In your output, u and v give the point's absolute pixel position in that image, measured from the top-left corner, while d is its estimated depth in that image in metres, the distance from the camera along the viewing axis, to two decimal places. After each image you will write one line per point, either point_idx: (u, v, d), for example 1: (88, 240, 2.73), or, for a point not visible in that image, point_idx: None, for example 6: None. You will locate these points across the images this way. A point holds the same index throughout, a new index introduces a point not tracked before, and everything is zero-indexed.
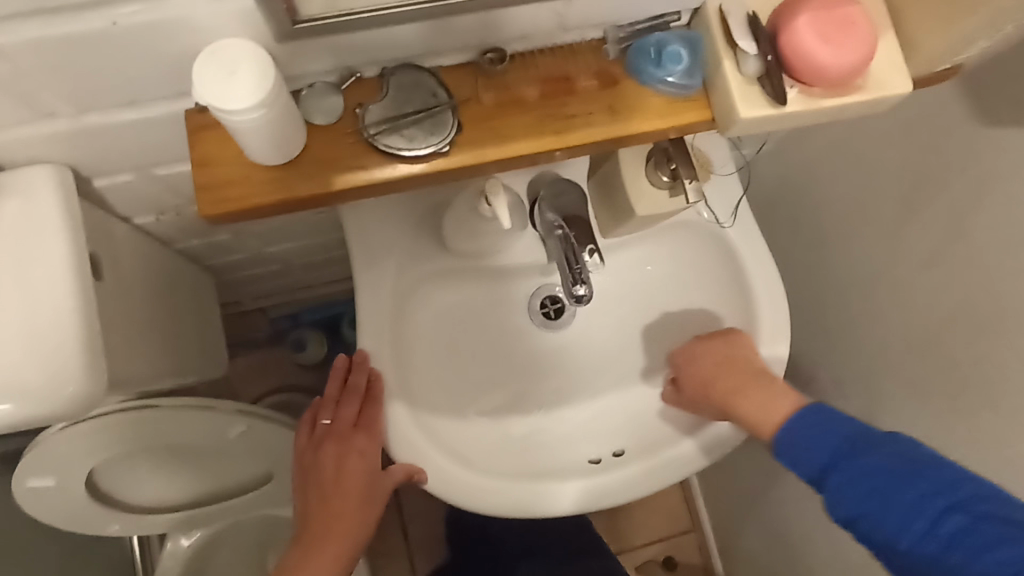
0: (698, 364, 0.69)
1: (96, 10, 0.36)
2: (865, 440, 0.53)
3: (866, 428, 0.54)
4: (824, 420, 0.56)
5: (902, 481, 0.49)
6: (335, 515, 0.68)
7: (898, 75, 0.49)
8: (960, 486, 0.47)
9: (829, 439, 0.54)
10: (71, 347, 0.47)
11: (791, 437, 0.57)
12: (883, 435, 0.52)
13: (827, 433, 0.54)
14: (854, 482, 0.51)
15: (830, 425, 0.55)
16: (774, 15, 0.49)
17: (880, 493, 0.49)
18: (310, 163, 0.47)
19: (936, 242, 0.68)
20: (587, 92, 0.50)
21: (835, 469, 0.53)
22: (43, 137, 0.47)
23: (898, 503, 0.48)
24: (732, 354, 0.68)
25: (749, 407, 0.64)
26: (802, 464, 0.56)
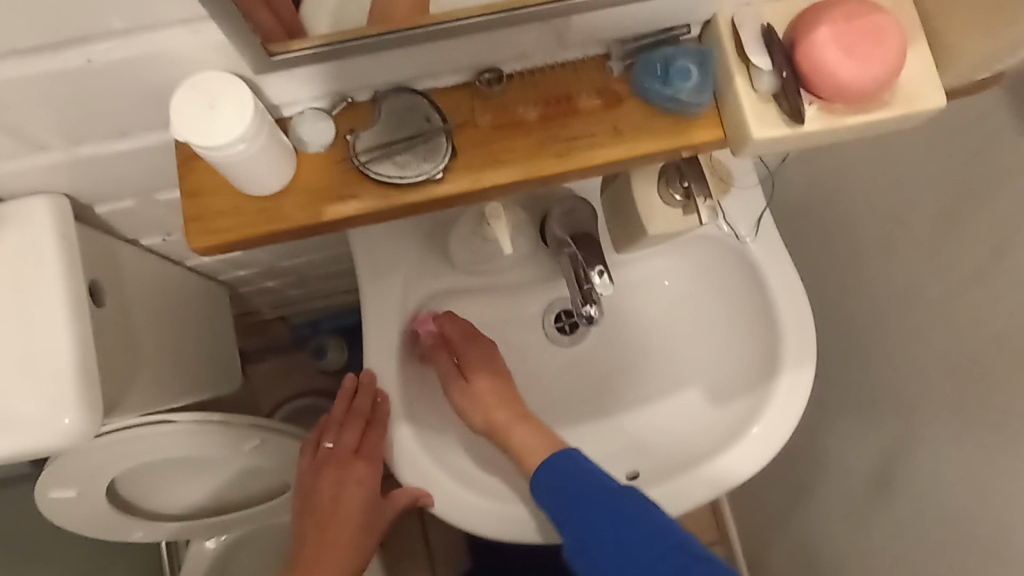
0: (482, 404, 0.70)
1: (70, 47, 0.34)
2: (611, 492, 0.63)
3: (608, 481, 0.64)
4: (577, 468, 0.65)
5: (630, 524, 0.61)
6: (330, 545, 0.69)
7: (929, 89, 0.45)
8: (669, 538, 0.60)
9: (561, 496, 0.64)
10: (66, 379, 0.47)
11: (545, 477, 0.66)
12: (618, 489, 0.63)
13: (574, 480, 0.64)
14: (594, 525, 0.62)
15: (579, 471, 0.65)
16: (791, 26, 0.45)
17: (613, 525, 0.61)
18: (296, 194, 0.45)
19: (977, 257, 0.64)
20: (590, 112, 0.47)
21: (574, 507, 0.63)
22: (38, 169, 0.46)
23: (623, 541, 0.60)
24: (497, 381, 0.71)
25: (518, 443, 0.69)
26: (555, 500, 0.65)
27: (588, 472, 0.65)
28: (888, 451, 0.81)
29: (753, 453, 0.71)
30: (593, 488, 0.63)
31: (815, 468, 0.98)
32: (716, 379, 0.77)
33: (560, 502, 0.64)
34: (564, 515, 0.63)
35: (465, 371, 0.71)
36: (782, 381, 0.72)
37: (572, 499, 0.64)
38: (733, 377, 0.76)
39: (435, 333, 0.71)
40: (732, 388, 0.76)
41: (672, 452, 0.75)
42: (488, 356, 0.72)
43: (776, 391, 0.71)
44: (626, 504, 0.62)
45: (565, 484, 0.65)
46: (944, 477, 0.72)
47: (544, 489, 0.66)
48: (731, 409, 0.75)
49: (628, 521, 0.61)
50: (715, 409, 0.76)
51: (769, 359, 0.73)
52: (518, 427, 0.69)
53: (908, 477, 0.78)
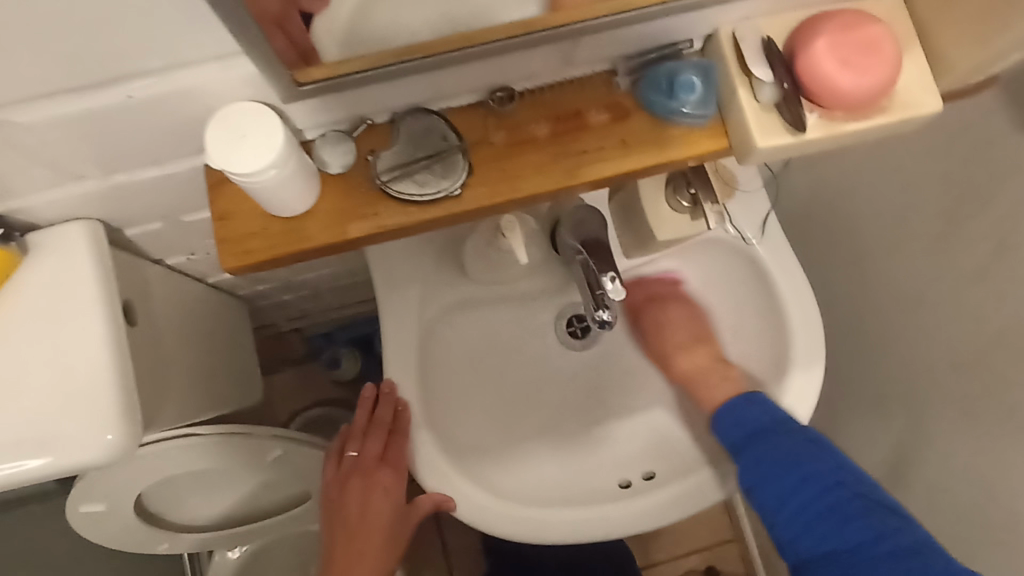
0: (672, 342, 0.78)
1: (111, 86, 0.37)
2: (785, 428, 0.65)
3: (785, 417, 0.66)
4: (755, 406, 0.68)
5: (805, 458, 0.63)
6: (360, 554, 0.70)
7: (925, 94, 0.46)
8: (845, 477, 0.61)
9: (745, 432, 0.67)
10: (106, 397, 0.49)
11: (726, 412, 0.69)
12: (797, 426, 0.65)
13: (749, 416, 0.67)
14: (765, 455, 0.64)
15: (756, 406, 0.68)
16: (790, 38, 0.47)
17: (790, 461, 0.63)
18: (322, 216, 0.47)
19: (980, 253, 0.65)
20: (599, 126, 0.49)
21: (751, 440, 0.66)
22: (75, 197, 0.49)
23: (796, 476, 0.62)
24: (697, 322, 0.79)
25: (700, 384, 0.75)
26: (734, 431, 0.68)
27: (766, 411, 0.67)
28: (900, 445, 0.82)
29: None
30: (768, 423, 0.66)
31: None
32: None
33: (742, 434, 0.67)
34: (742, 445, 0.66)
35: (659, 325, 0.79)
36: (794, 380, 0.73)
37: (754, 429, 0.66)
38: (745, 377, 0.78)
39: (638, 294, 0.80)
40: (744, 387, 0.77)
41: (688, 451, 0.77)
42: (666, 305, 0.79)
43: (788, 389, 0.73)
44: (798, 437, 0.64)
45: (747, 421, 0.67)
46: (956, 470, 0.73)
47: (724, 426, 0.69)
48: None
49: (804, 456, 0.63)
50: None
51: (780, 358, 0.74)
52: (708, 376, 0.75)
53: (921, 470, 0.79)
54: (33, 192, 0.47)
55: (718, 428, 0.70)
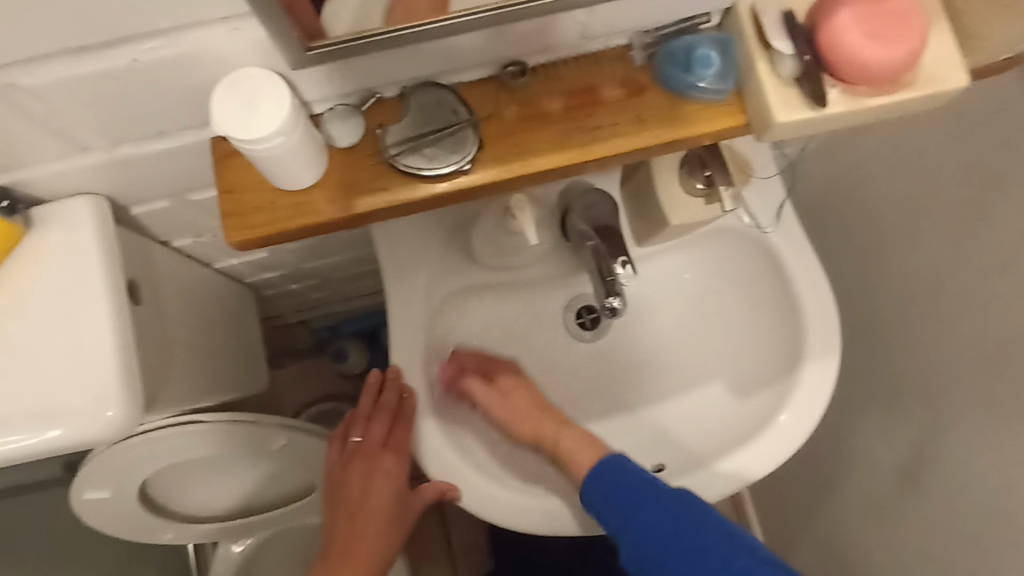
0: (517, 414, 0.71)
1: (116, 48, 0.36)
2: (665, 499, 0.61)
3: (656, 481, 0.63)
4: (628, 474, 0.64)
5: (701, 528, 0.59)
6: (359, 537, 0.69)
7: (952, 70, 0.45)
8: (733, 542, 0.59)
9: (615, 502, 0.63)
10: (108, 373, 0.48)
11: (596, 484, 0.65)
12: (677, 493, 0.62)
13: (630, 486, 0.63)
14: (650, 529, 0.61)
15: (626, 475, 0.64)
16: (812, 11, 0.46)
17: (676, 532, 0.60)
18: (329, 188, 0.46)
19: (1004, 243, 0.63)
20: (613, 102, 0.48)
21: (635, 514, 0.61)
22: (80, 170, 0.48)
23: (687, 546, 0.59)
24: (537, 397, 0.73)
25: (567, 449, 0.68)
26: (607, 508, 0.64)
27: (643, 477, 0.64)
28: (915, 442, 0.80)
29: (779, 442, 0.71)
30: (641, 494, 0.62)
31: (841, 461, 0.97)
32: (739, 372, 0.77)
33: (617, 508, 0.63)
34: (621, 523, 0.62)
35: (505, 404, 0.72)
36: (808, 372, 0.71)
37: (632, 502, 0.62)
38: (755, 371, 0.76)
39: (470, 360, 0.74)
40: (756, 380, 0.76)
41: (698, 444, 0.76)
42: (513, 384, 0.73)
43: (801, 381, 0.71)
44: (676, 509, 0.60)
45: (615, 491, 0.63)
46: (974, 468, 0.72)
47: (597, 502, 0.65)
48: (755, 401, 0.75)
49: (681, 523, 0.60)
50: (740, 400, 0.76)
51: (793, 350, 0.73)
52: (563, 432, 0.69)
53: (938, 468, 0.77)
54: (37, 164, 0.46)
55: (587, 499, 0.65)
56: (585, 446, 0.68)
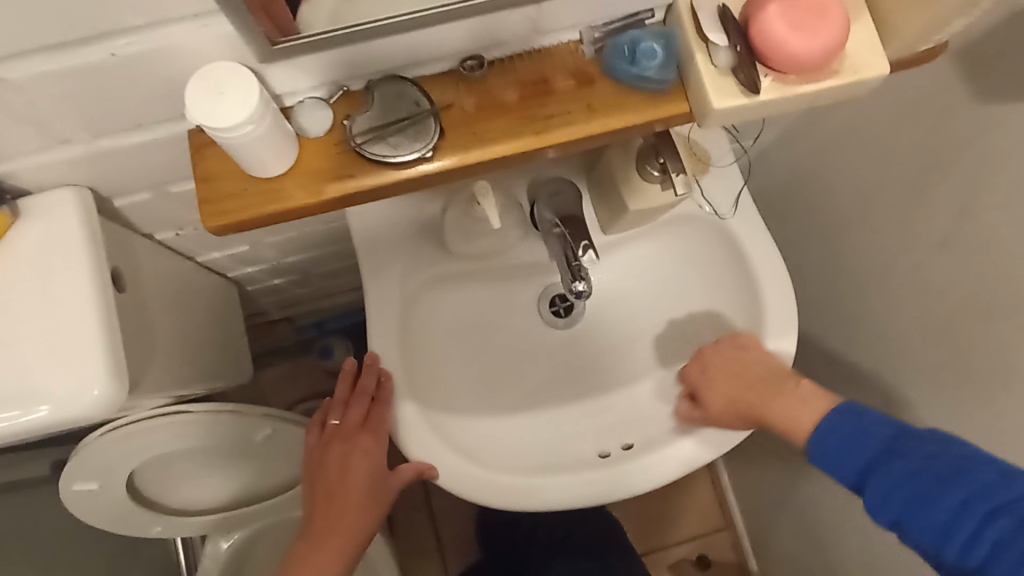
0: (722, 400, 0.69)
1: (95, 43, 0.39)
2: (903, 443, 0.53)
3: (904, 428, 0.54)
4: (858, 422, 0.56)
5: (945, 481, 0.49)
6: (340, 513, 0.72)
7: (874, 58, 0.49)
8: (992, 490, 0.47)
9: (851, 457, 0.55)
10: (94, 355, 0.51)
11: (819, 442, 0.58)
12: (921, 436, 0.53)
13: (858, 440, 0.55)
14: (891, 485, 0.51)
15: (858, 428, 0.56)
16: (745, 6, 0.49)
17: (914, 495, 0.50)
18: (297, 176, 0.49)
19: (944, 222, 0.67)
20: (565, 92, 0.52)
21: (873, 471, 0.53)
22: (63, 162, 0.51)
23: (931, 508, 0.49)
24: (749, 368, 0.69)
25: (779, 419, 0.64)
26: (836, 467, 0.56)
27: (876, 426, 0.55)
28: None
29: None
30: (875, 446, 0.54)
31: None
32: None
33: (856, 468, 0.55)
34: (862, 481, 0.55)
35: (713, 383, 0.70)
36: (768, 350, 0.75)
37: (864, 459, 0.55)
38: None
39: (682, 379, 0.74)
40: None
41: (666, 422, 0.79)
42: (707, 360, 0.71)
43: None
44: (924, 444, 0.52)
45: (842, 439, 0.56)
46: None
47: (819, 457, 0.58)
48: None
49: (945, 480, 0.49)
50: None
51: (754, 330, 0.77)
52: (781, 398, 0.64)
53: None
54: (23, 155, 0.49)
55: (813, 456, 0.59)
56: (799, 405, 0.63)
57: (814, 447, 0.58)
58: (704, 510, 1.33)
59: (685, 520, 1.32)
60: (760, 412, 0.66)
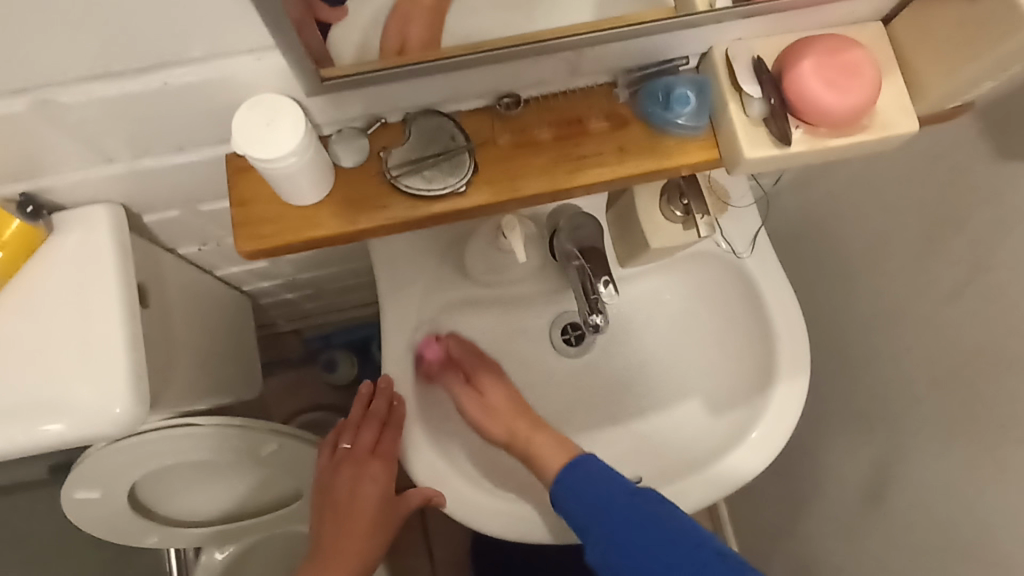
0: (498, 415, 0.74)
1: (151, 72, 0.40)
2: (640, 501, 0.65)
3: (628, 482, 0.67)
4: (598, 477, 0.67)
5: (646, 524, 0.63)
6: (348, 535, 0.72)
7: (902, 117, 0.50)
8: (687, 536, 0.62)
9: (592, 503, 0.66)
10: (118, 372, 0.51)
11: (566, 490, 0.68)
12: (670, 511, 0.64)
13: (597, 487, 0.67)
14: (620, 531, 0.64)
15: (601, 482, 0.67)
16: (779, 59, 0.51)
17: (641, 526, 0.63)
18: (335, 205, 0.50)
19: (959, 273, 0.68)
20: (598, 133, 0.52)
21: (605, 518, 0.65)
22: (102, 180, 0.51)
23: (648, 538, 0.63)
24: (515, 403, 0.75)
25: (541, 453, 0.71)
26: (578, 510, 0.67)
27: (608, 478, 0.67)
28: (880, 462, 0.84)
29: (749, 458, 0.75)
30: (608, 496, 0.66)
31: (811, 481, 1.01)
32: (715, 390, 0.81)
33: (586, 510, 0.66)
34: (586, 523, 0.66)
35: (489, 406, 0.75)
36: (779, 391, 0.75)
37: (596, 499, 0.66)
38: (727, 390, 0.80)
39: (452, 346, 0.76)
40: (729, 397, 0.80)
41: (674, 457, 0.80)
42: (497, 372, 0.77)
43: (773, 396, 0.76)
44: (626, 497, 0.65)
45: (585, 493, 0.67)
46: (933, 487, 0.75)
47: (568, 505, 0.68)
48: (729, 418, 0.79)
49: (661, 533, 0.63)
50: (715, 417, 0.80)
51: (766, 370, 0.77)
52: (534, 438, 0.72)
53: (902, 488, 0.81)
54: (63, 172, 0.49)
55: (559, 503, 0.68)
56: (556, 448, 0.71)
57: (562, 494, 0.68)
58: None
59: None
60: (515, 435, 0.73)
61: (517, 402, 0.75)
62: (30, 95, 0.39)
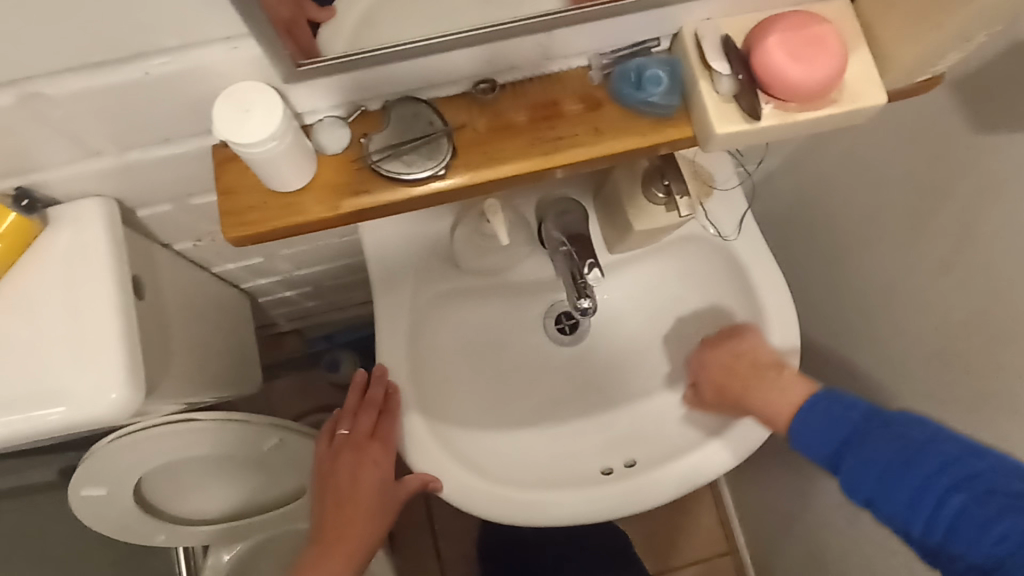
0: (707, 371, 0.76)
1: (132, 63, 0.41)
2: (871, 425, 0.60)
3: (878, 407, 0.61)
4: (829, 408, 0.63)
5: (903, 459, 0.56)
6: (349, 520, 0.74)
7: (872, 88, 0.51)
8: (953, 462, 0.54)
9: (838, 433, 0.61)
10: (114, 360, 0.53)
11: (801, 428, 0.64)
12: (906, 421, 0.58)
13: (834, 422, 0.62)
14: (866, 461, 0.58)
15: (830, 411, 0.62)
16: (747, 36, 0.52)
17: (881, 471, 0.56)
18: (316, 191, 0.51)
19: (945, 247, 0.68)
20: (574, 115, 0.54)
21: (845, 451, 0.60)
22: (92, 174, 0.53)
23: (901, 475, 0.55)
24: (734, 360, 0.74)
25: (758, 407, 0.70)
26: (813, 447, 0.63)
27: (845, 412, 0.62)
28: None
29: (743, 438, 0.75)
30: (849, 428, 0.61)
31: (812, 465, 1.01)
32: None
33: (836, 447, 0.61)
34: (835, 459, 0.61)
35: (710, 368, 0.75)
36: None
37: (840, 437, 0.61)
38: None
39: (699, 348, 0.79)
40: None
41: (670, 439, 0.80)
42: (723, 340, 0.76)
43: None
44: (898, 418, 0.59)
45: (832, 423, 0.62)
46: None
47: (807, 447, 0.64)
48: None
49: (914, 455, 0.55)
50: (710, 400, 0.80)
51: None
52: (764, 386, 0.70)
53: None
54: (55, 166, 0.51)
55: (797, 443, 0.65)
56: (781, 387, 0.69)
57: (794, 439, 0.64)
58: (706, 532, 1.33)
59: (688, 541, 1.32)
60: (741, 403, 0.72)
61: (759, 362, 0.73)
62: (19, 88, 0.41)
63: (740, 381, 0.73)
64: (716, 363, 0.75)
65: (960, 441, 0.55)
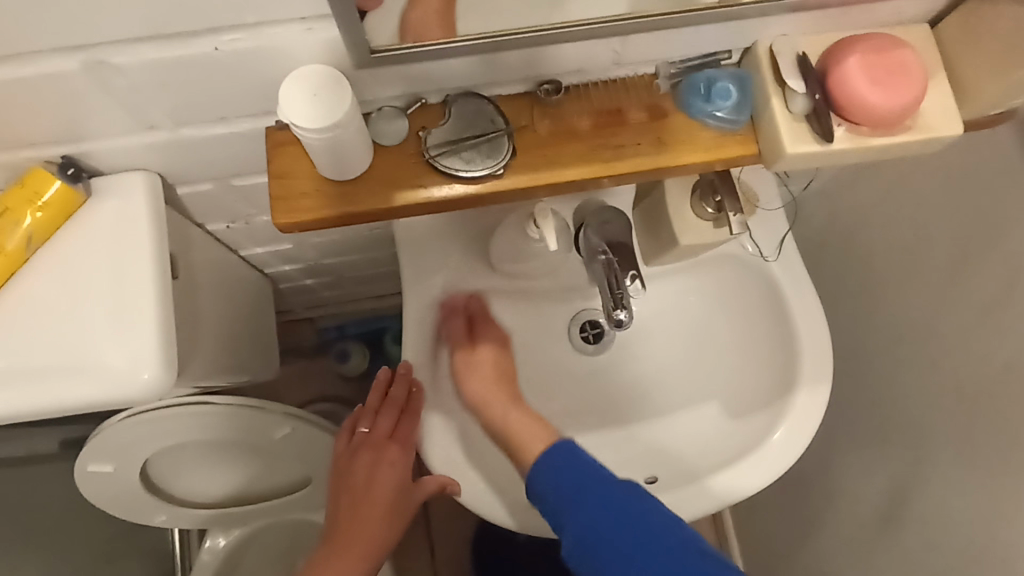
0: (476, 373, 0.72)
1: (203, 36, 0.40)
2: (605, 482, 0.60)
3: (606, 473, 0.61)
4: (570, 463, 0.63)
5: (633, 522, 0.58)
6: (363, 522, 0.72)
7: (949, 118, 0.49)
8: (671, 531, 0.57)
9: (562, 492, 0.61)
10: (149, 341, 0.51)
11: (544, 475, 0.63)
12: (617, 481, 0.61)
13: (571, 477, 0.62)
14: (598, 524, 0.58)
15: (568, 466, 0.62)
16: (824, 55, 0.50)
17: (626, 540, 0.57)
18: (371, 182, 0.50)
19: (990, 288, 0.67)
20: (638, 124, 0.52)
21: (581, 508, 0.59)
22: (139, 147, 0.52)
23: (633, 541, 0.57)
24: (501, 370, 0.72)
25: (512, 424, 0.68)
26: (550, 505, 0.62)
27: (587, 465, 0.62)
28: (897, 478, 0.83)
29: (770, 463, 0.74)
30: (588, 480, 0.61)
31: (822, 494, 1.00)
32: (731, 394, 0.81)
33: (562, 499, 0.61)
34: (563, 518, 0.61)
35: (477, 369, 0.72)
36: (799, 396, 0.75)
37: (580, 494, 0.60)
38: (750, 392, 0.79)
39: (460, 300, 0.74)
40: (748, 403, 0.79)
41: (693, 456, 0.79)
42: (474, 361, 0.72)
43: (794, 403, 0.75)
44: (614, 485, 0.60)
45: (568, 477, 0.62)
46: (953, 505, 0.74)
47: (541, 493, 0.63)
48: (746, 422, 0.78)
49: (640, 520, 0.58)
50: (734, 422, 0.79)
51: (786, 375, 0.77)
52: (522, 418, 0.68)
53: (917, 508, 0.79)
54: (102, 138, 0.50)
55: (534, 491, 0.64)
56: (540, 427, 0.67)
57: (537, 480, 0.63)
58: None
59: None
60: (495, 415, 0.69)
61: (513, 392, 0.71)
62: (85, 55, 0.40)
63: (496, 399, 0.70)
64: (484, 371, 0.72)
65: (667, 513, 0.59)
